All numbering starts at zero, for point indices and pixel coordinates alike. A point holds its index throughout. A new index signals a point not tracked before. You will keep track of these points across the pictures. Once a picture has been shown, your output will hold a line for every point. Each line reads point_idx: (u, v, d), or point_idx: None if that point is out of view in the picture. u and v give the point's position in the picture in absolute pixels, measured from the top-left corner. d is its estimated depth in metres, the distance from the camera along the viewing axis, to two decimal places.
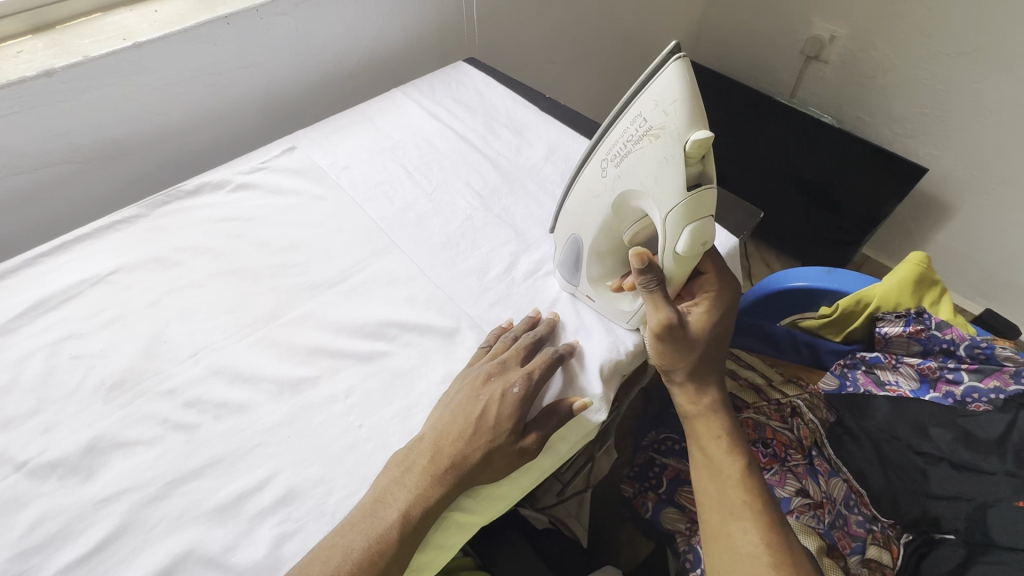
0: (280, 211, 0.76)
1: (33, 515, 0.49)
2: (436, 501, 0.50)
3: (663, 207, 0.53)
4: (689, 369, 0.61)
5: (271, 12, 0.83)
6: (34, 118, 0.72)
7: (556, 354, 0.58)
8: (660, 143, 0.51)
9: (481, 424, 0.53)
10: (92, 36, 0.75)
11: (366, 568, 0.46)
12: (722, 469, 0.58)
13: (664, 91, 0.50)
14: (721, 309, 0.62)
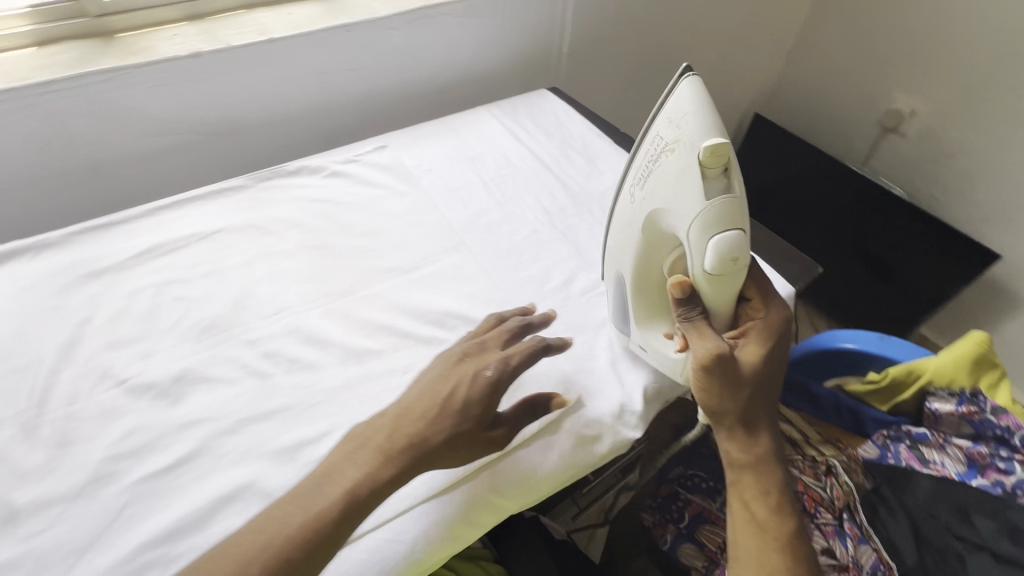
0: (366, 200, 0.84)
1: (127, 424, 0.56)
2: (384, 483, 0.47)
3: (688, 218, 0.54)
4: (739, 409, 0.56)
5: (385, 26, 0.93)
6: (176, 91, 0.83)
7: (537, 344, 0.57)
8: (677, 155, 0.55)
9: (451, 405, 0.50)
10: (235, 28, 0.86)
11: (296, 543, 0.43)
12: (763, 525, 0.53)
13: (676, 109, 0.55)
14: (775, 349, 0.59)
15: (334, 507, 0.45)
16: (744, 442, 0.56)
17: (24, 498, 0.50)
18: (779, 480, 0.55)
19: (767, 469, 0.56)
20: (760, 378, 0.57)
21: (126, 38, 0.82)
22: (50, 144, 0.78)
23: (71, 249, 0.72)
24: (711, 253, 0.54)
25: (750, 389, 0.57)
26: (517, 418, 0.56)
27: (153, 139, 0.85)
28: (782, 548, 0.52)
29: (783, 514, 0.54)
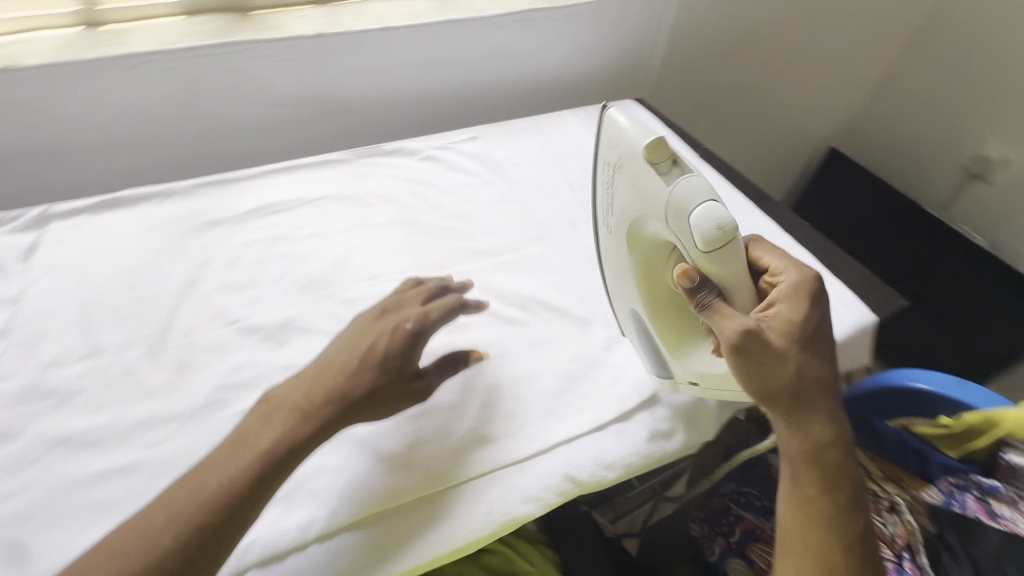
0: (458, 186, 0.88)
1: (237, 359, 0.61)
2: (304, 437, 0.47)
3: (660, 210, 0.55)
4: (790, 391, 0.51)
5: (490, 24, 0.98)
6: (296, 66, 0.89)
7: (455, 300, 0.58)
8: (630, 167, 0.59)
9: (372, 356, 0.52)
10: (355, 14, 0.93)
11: (212, 508, 0.43)
12: (829, 521, 0.50)
13: (613, 135, 0.61)
14: (815, 316, 0.53)
15: (240, 473, 0.45)
16: (801, 430, 0.51)
17: (148, 411, 0.56)
18: (840, 469, 0.51)
19: (829, 455, 0.51)
20: (807, 352, 0.52)
21: (260, 15, 0.89)
22: (184, 105, 0.85)
23: (194, 199, 0.79)
24: (700, 232, 0.51)
25: (800, 369, 0.51)
26: (446, 372, 0.57)
27: (270, 110, 0.92)
28: (849, 545, 0.49)
29: (849, 507, 0.50)
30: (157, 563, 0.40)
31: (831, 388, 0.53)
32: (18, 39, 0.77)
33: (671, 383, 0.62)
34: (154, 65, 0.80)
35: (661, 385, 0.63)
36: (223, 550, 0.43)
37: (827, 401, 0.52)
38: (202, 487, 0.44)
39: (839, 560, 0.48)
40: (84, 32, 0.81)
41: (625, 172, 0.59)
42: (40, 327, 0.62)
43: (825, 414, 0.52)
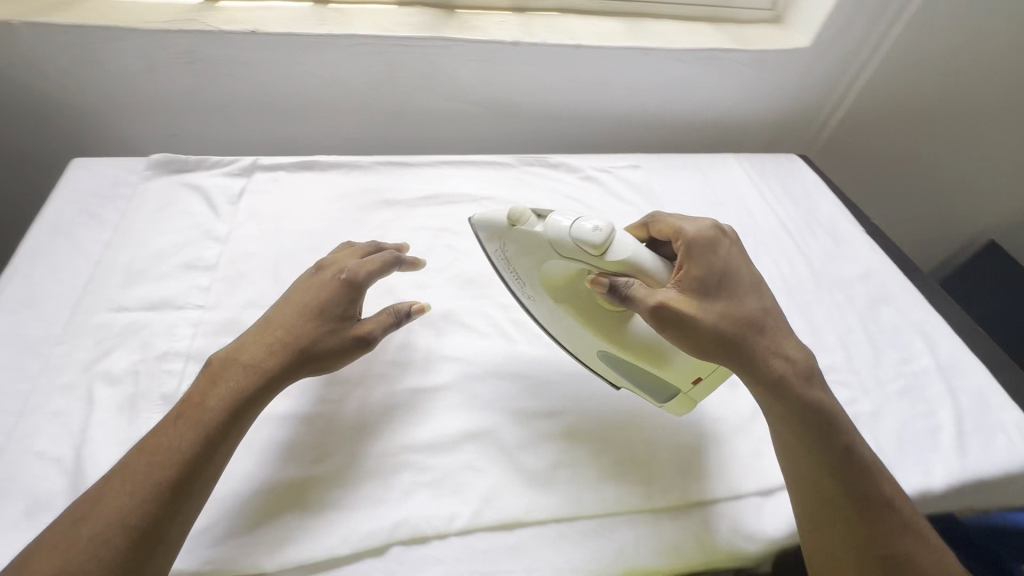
0: (613, 213, 0.88)
1: (402, 338, 0.65)
2: (259, 381, 0.52)
3: (549, 249, 0.57)
4: (724, 343, 0.53)
5: (675, 57, 0.97)
6: (486, 68, 0.93)
7: (390, 251, 0.61)
8: (514, 242, 0.60)
9: (298, 304, 0.56)
10: (549, 27, 0.95)
11: (160, 471, 0.46)
12: (806, 465, 0.53)
13: (485, 233, 0.62)
14: (718, 262, 0.56)
15: (190, 437, 0.48)
16: (753, 380, 0.54)
17: None
18: (797, 406, 0.53)
19: (779, 399, 0.54)
20: (721, 297, 0.55)
21: (463, 15, 0.93)
22: (380, 87, 0.92)
23: (375, 175, 0.85)
24: (585, 242, 0.54)
25: (725, 319, 0.53)
26: (393, 328, 0.57)
27: (450, 103, 0.97)
28: (832, 481, 0.52)
29: (818, 443, 0.53)
30: (121, 524, 0.43)
31: (762, 322, 0.55)
32: (262, 5, 0.86)
33: (677, 396, 0.59)
34: (368, 48, 0.86)
35: (669, 405, 0.60)
36: (190, 504, 0.46)
37: (764, 340, 0.54)
38: (160, 447, 0.47)
39: (822, 497, 0.52)
40: (314, 8, 0.88)
41: (504, 243, 0.61)
42: (242, 268, 0.69)
43: (767, 354, 0.54)
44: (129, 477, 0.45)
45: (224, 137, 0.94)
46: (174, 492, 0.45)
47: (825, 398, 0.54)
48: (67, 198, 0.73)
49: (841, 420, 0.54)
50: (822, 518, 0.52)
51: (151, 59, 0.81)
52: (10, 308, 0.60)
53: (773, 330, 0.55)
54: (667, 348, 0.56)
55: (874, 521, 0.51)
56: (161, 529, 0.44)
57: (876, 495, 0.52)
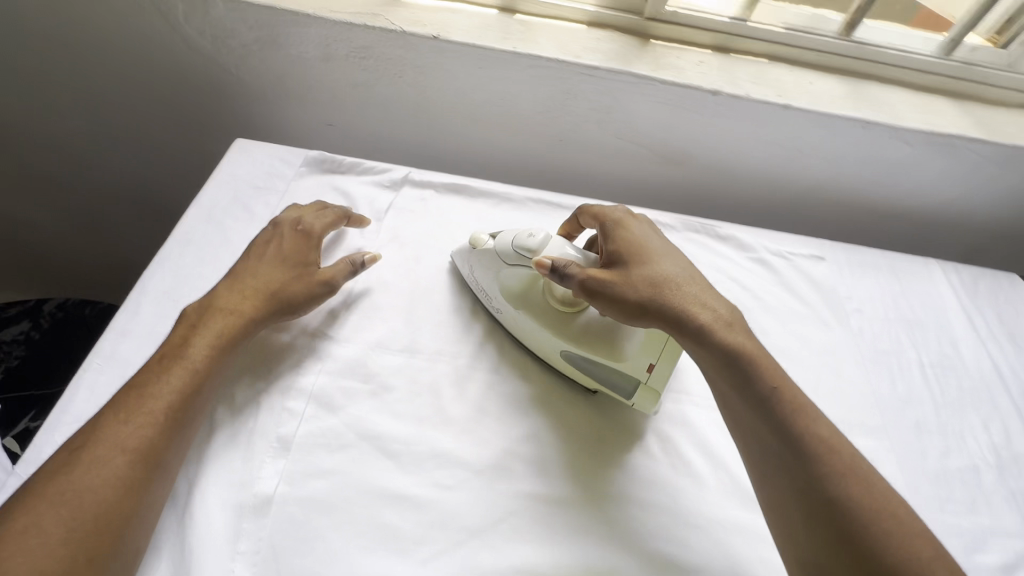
0: (785, 312, 0.75)
1: (529, 426, 0.57)
2: (233, 309, 0.56)
3: (497, 260, 0.63)
4: (649, 300, 0.55)
5: (900, 137, 0.80)
6: (670, 113, 0.81)
7: (343, 208, 0.69)
8: (475, 261, 0.65)
9: (261, 250, 0.62)
10: (755, 76, 0.81)
11: (146, 409, 0.48)
12: (757, 442, 0.51)
13: (459, 260, 0.68)
14: (632, 237, 0.61)
15: (176, 376, 0.50)
16: (684, 341, 0.55)
17: (443, 443, 0.55)
18: (727, 368, 0.53)
19: (710, 361, 0.54)
20: (640, 263, 0.58)
21: (657, 48, 0.82)
22: (548, 113, 0.83)
23: (526, 214, 0.77)
24: (524, 248, 0.60)
25: (646, 280, 0.56)
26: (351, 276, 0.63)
27: (617, 143, 0.86)
28: (781, 454, 0.50)
29: (758, 411, 0.51)
30: (121, 449, 0.45)
31: (686, 285, 0.57)
32: (448, 7, 0.80)
33: (638, 387, 0.58)
34: (549, 72, 0.77)
35: (636, 398, 0.58)
36: (183, 431, 0.49)
37: (684, 297, 0.56)
38: (148, 385, 0.49)
39: (776, 475, 0.50)
40: (499, 16, 0.81)
41: (472, 260, 0.66)
42: (376, 300, 0.65)
43: (690, 310, 0.55)
44: (120, 412, 0.47)
45: (376, 135, 0.90)
46: (171, 419, 0.48)
47: (757, 355, 0.54)
48: (224, 183, 0.72)
49: (780, 379, 0.52)
50: (781, 498, 0.49)
51: (327, 49, 0.78)
52: (156, 300, 0.60)
53: (694, 289, 0.57)
54: (615, 339, 0.58)
55: (827, 485, 0.47)
56: (159, 453, 0.47)
57: (831, 459, 0.48)
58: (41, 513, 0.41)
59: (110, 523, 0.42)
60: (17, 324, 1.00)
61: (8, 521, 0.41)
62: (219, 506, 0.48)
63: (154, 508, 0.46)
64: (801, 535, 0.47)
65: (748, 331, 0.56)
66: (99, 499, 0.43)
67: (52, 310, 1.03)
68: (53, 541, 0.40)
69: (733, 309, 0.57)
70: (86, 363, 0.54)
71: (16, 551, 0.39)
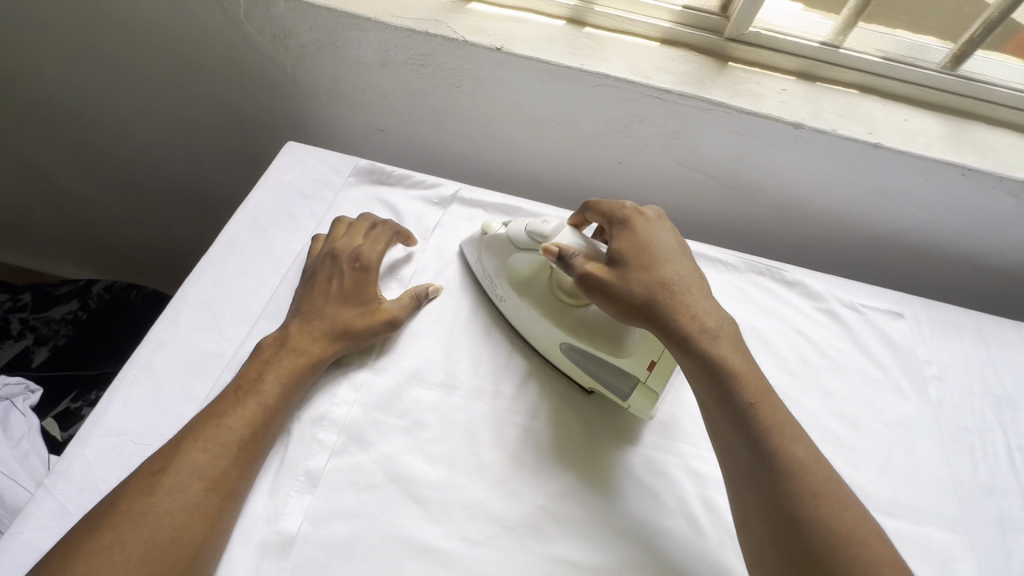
0: (854, 373, 0.68)
1: (567, 482, 0.53)
2: (300, 353, 0.54)
3: (510, 244, 0.63)
4: (640, 303, 0.54)
5: (1006, 187, 0.71)
6: (744, 143, 0.75)
7: (393, 231, 0.66)
8: (484, 245, 0.65)
9: (324, 287, 0.59)
10: (842, 109, 0.74)
11: (222, 440, 0.47)
12: (731, 455, 0.49)
13: (468, 245, 0.68)
14: (639, 235, 0.59)
15: (250, 409, 0.49)
16: (669, 346, 0.53)
17: (473, 492, 0.51)
18: (707, 375, 0.51)
19: (691, 366, 0.52)
20: (639, 263, 0.56)
21: (735, 71, 0.75)
22: (610, 134, 0.78)
23: None
24: (538, 234, 0.60)
25: (641, 282, 0.55)
26: (413, 310, 0.62)
27: (680, 170, 0.81)
28: (753, 469, 0.47)
29: (733, 422, 0.49)
30: (197, 479, 0.45)
31: (682, 291, 0.55)
32: (513, 16, 0.76)
33: (636, 388, 0.55)
34: (615, 92, 0.72)
35: (632, 401, 0.56)
36: (253, 463, 0.48)
37: (677, 303, 0.54)
38: (223, 414, 0.49)
39: (747, 491, 0.47)
40: (567, 28, 0.76)
41: (482, 246, 0.66)
42: (416, 326, 0.62)
43: (680, 317, 0.53)
44: (198, 440, 0.47)
45: (427, 144, 0.86)
46: (244, 450, 0.48)
47: (741, 367, 0.51)
48: (272, 190, 0.71)
49: (760, 391, 0.50)
50: (747, 504, 0.47)
51: (385, 54, 0.75)
52: (194, 310, 0.58)
53: (689, 296, 0.55)
54: (617, 334, 0.56)
55: (795, 501, 0.44)
56: (231, 482, 0.46)
57: (803, 475, 0.46)
58: (124, 531, 0.41)
59: (185, 549, 0.42)
60: (66, 303, 1.02)
61: (89, 538, 0.41)
62: (242, 543, 0.46)
63: (224, 538, 0.45)
64: (767, 555, 0.45)
65: (737, 340, 0.53)
66: (175, 524, 0.42)
67: (100, 291, 1.05)
68: (132, 561, 0.40)
69: (725, 319, 0.54)
70: (122, 373, 0.53)
71: (99, 567, 0.39)
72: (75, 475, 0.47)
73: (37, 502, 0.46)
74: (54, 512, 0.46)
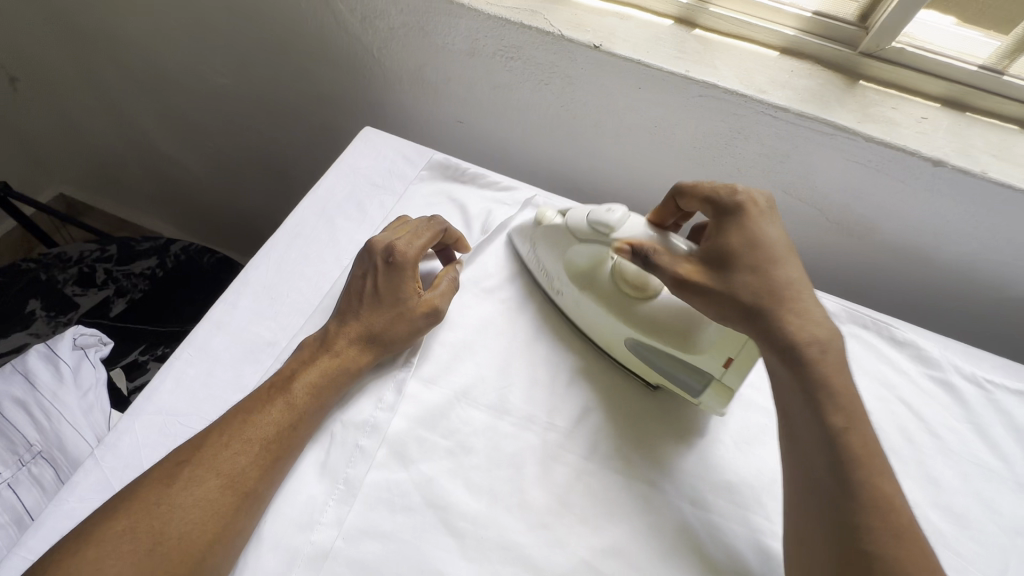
0: (968, 460, 0.58)
1: (617, 539, 0.48)
2: (332, 361, 0.51)
3: (568, 235, 0.58)
4: (741, 310, 0.48)
5: None
6: (865, 175, 0.65)
7: (439, 227, 0.59)
8: (539, 239, 0.61)
9: (358, 289, 0.55)
10: (997, 147, 0.62)
11: (246, 438, 0.45)
12: (806, 472, 0.45)
13: (519, 233, 0.64)
14: (754, 231, 0.51)
15: (277, 410, 0.47)
16: (769, 356, 0.48)
17: (513, 533, 0.47)
18: (806, 393, 0.46)
19: (789, 380, 0.47)
20: (749, 263, 0.50)
21: (867, 92, 0.66)
22: (706, 150, 0.71)
23: None
24: (600, 224, 0.55)
25: (747, 285, 0.49)
26: (452, 296, 0.58)
27: (781, 197, 0.72)
28: (832, 496, 0.43)
29: (821, 446, 0.45)
30: (215, 474, 0.43)
31: (793, 299, 0.48)
32: (617, 11, 0.69)
33: (710, 385, 0.52)
34: (720, 104, 0.65)
35: (706, 398, 0.53)
36: (276, 468, 0.46)
37: (785, 314, 0.48)
38: (252, 411, 0.47)
39: (817, 518, 0.43)
40: (675, 29, 0.69)
41: (534, 236, 0.62)
42: (472, 338, 0.58)
43: (786, 329, 0.47)
44: (223, 435, 0.45)
45: (505, 141, 0.82)
46: (267, 452, 0.45)
47: (845, 391, 0.46)
48: (344, 175, 0.70)
49: (855, 417, 0.45)
50: (814, 525, 0.44)
51: (474, 43, 0.70)
52: (253, 293, 0.58)
53: (797, 307, 0.48)
54: (688, 327, 0.52)
55: (867, 539, 0.41)
56: (250, 484, 0.44)
57: (884, 516, 0.42)
58: (137, 519, 0.40)
59: (193, 547, 0.40)
60: (146, 259, 1.06)
61: (104, 521, 0.40)
62: (269, 550, 0.45)
63: (240, 540, 0.43)
64: None
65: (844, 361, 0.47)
66: (189, 519, 0.41)
67: (177, 251, 1.07)
68: (139, 551, 0.39)
69: (834, 334, 0.48)
70: (178, 351, 0.53)
71: (108, 552, 0.39)
72: (122, 450, 0.47)
73: (85, 471, 0.46)
74: (100, 484, 0.46)
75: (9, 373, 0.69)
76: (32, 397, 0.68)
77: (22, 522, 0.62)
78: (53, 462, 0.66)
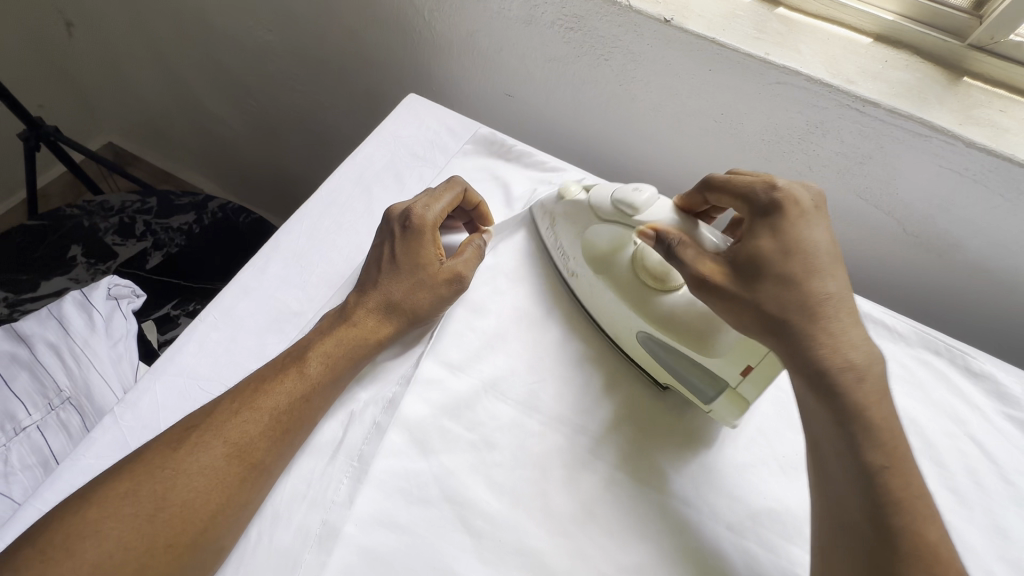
0: None
1: (644, 558, 0.45)
2: (348, 332, 0.48)
3: (588, 212, 0.54)
4: (762, 320, 0.43)
5: None
6: (958, 185, 0.58)
7: (459, 187, 0.56)
8: (560, 216, 0.57)
9: (378, 260, 0.52)
10: None
11: (253, 407, 0.43)
12: (833, 501, 0.41)
13: (541, 209, 0.60)
14: (791, 233, 0.45)
15: (286, 382, 0.45)
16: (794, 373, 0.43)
17: (534, 538, 0.44)
18: (837, 422, 0.41)
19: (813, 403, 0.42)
20: (779, 267, 0.44)
21: (972, 92, 0.58)
22: (776, 142, 0.64)
23: None
24: (624, 203, 0.50)
25: (776, 295, 0.43)
26: (476, 263, 0.54)
27: (855, 202, 0.65)
28: (865, 540, 0.38)
29: (856, 479, 0.39)
30: (220, 443, 0.41)
31: (830, 314, 0.43)
32: None
33: (724, 393, 0.48)
34: (799, 94, 0.58)
35: (717, 406, 0.49)
36: (286, 440, 0.44)
37: (822, 331, 0.42)
38: (263, 381, 0.45)
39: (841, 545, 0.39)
40: (756, 6, 0.62)
41: (556, 210, 0.57)
42: (505, 327, 0.55)
43: (821, 350, 0.42)
44: (232, 405, 0.43)
45: (554, 118, 0.77)
46: (276, 423, 0.43)
47: (883, 428, 0.40)
48: (384, 144, 0.67)
49: (898, 457, 0.40)
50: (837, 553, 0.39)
51: (532, 9, 0.65)
52: (283, 258, 0.56)
53: (837, 321, 0.43)
54: (705, 329, 0.47)
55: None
56: (259, 455, 0.42)
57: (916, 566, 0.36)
58: (140, 482, 0.39)
59: (196, 517, 0.39)
60: (184, 214, 1.06)
61: (108, 483, 0.39)
62: (279, 527, 0.43)
63: (248, 512, 0.41)
64: None
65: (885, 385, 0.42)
66: (191, 487, 0.39)
67: (214, 209, 1.07)
68: (140, 517, 0.38)
69: (874, 357, 0.42)
70: (204, 314, 0.52)
71: (110, 514, 0.37)
72: (142, 411, 0.46)
73: (103, 429, 0.45)
74: (116, 443, 0.45)
75: (45, 317, 0.70)
76: (65, 343, 0.68)
77: (48, 465, 0.63)
78: (80, 410, 0.66)
